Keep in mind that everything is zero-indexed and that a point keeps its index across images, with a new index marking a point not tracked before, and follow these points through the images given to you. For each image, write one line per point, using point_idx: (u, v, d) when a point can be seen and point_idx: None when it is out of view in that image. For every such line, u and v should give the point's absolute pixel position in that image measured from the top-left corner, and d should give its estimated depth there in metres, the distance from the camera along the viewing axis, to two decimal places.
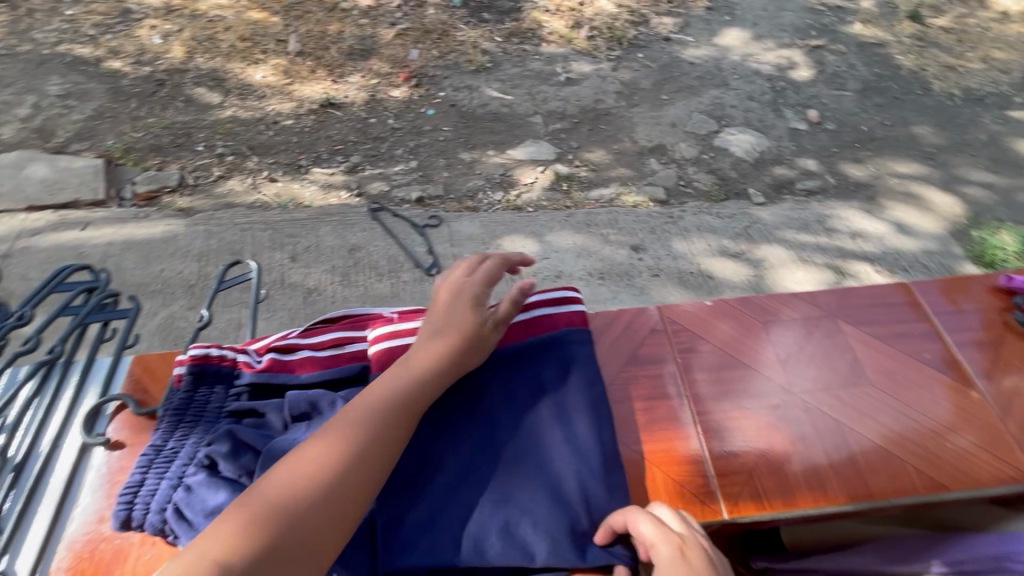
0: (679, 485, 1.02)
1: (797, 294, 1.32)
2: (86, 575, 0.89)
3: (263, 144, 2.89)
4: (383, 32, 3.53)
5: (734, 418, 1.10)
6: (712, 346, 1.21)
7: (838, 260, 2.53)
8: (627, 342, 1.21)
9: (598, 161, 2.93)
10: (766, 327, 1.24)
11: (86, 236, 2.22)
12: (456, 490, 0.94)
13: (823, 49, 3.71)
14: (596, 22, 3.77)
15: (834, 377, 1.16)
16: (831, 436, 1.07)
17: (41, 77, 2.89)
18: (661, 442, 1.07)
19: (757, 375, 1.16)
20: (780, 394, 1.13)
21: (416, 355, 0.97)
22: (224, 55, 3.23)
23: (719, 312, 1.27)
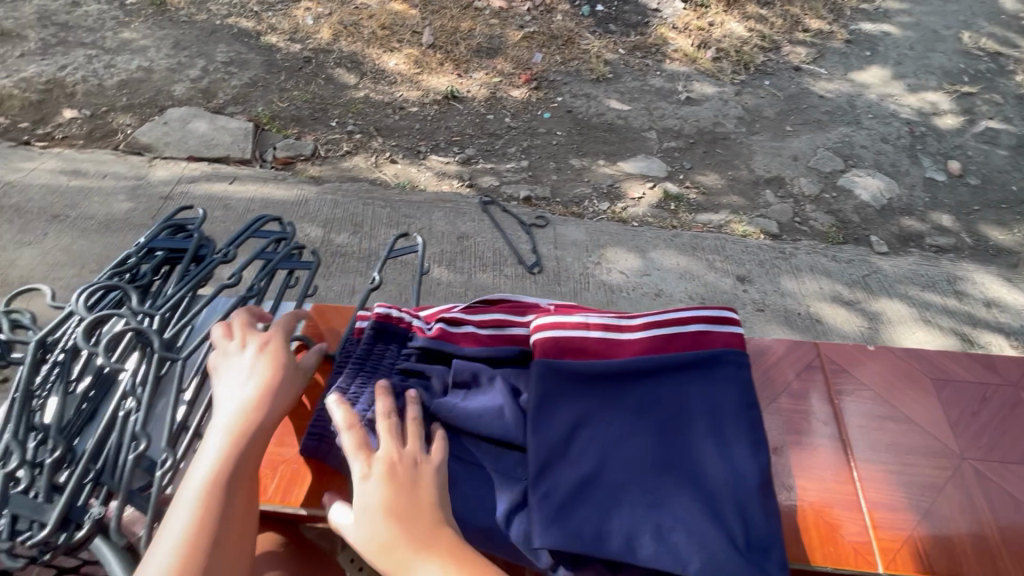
0: (832, 529, 1.05)
1: (960, 365, 1.31)
2: (268, 488, 1.07)
3: (389, 127, 3.07)
4: (511, 33, 3.64)
5: (889, 474, 1.13)
6: (870, 399, 1.24)
7: (968, 327, 2.31)
8: (783, 375, 1.26)
9: (710, 185, 2.86)
10: (926, 392, 1.25)
11: (232, 189, 2.46)
12: (607, 483, 0.98)
13: (975, 97, 3.41)
14: (724, 44, 3.68)
15: (994, 457, 1.16)
16: (989, 515, 1.08)
17: (211, 45, 3.24)
18: (814, 482, 1.11)
19: (914, 437, 1.18)
20: (936, 461, 1.15)
21: (586, 365, 1.07)
22: (365, 40, 3.47)
23: (880, 366, 1.29)
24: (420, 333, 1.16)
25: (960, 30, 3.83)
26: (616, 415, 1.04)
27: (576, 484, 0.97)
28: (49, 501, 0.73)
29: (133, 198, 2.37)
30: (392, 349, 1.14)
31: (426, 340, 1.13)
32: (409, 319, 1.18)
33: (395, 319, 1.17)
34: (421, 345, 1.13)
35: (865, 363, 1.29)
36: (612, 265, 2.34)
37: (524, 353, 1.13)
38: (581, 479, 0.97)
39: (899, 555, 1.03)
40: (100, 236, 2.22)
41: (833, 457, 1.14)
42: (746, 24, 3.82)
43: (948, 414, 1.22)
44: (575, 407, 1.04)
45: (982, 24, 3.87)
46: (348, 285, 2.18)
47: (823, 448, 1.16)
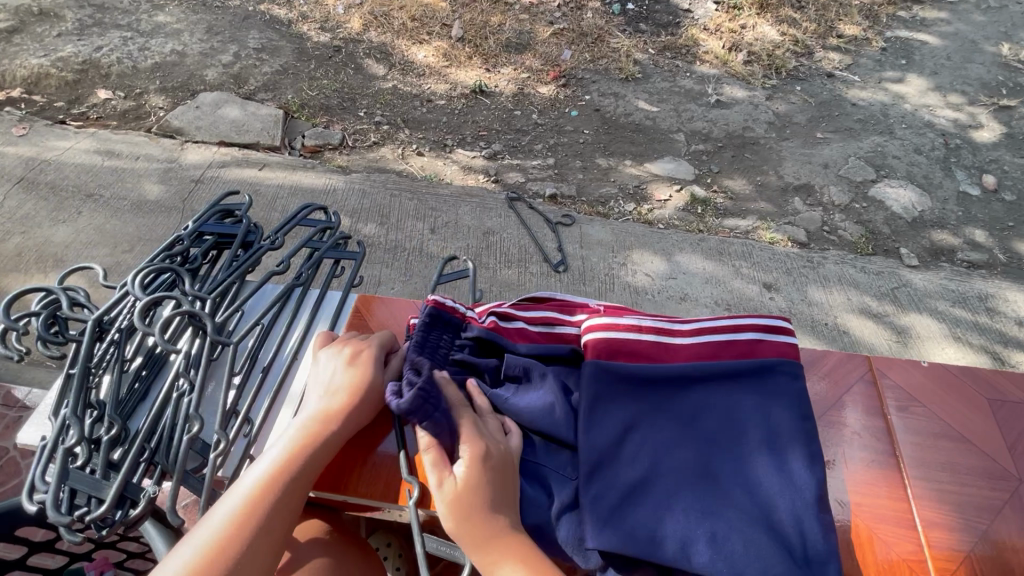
0: (885, 545, 1.04)
1: (1015, 386, 1.29)
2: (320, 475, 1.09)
3: (416, 119, 3.07)
4: (540, 29, 3.62)
5: (943, 492, 1.11)
6: (923, 414, 1.22)
7: (998, 346, 2.26)
8: (834, 385, 1.25)
9: (738, 190, 2.83)
10: (980, 411, 1.23)
11: (262, 175, 2.48)
12: (660, 488, 0.99)
13: (1013, 111, 3.33)
14: (756, 47, 3.63)
15: None
16: None
17: (243, 31, 3.26)
18: (867, 496, 1.10)
19: (967, 456, 1.17)
20: (988, 482, 1.13)
21: (633, 368, 1.08)
22: (394, 32, 3.47)
23: (934, 381, 1.27)
24: (473, 324, 1.15)
25: (999, 41, 3.74)
26: (669, 420, 1.05)
27: (629, 488, 0.98)
28: (107, 477, 0.76)
29: (165, 181, 2.40)
30: (445, 338, 1.12)
31: (480, 333, 1.13)
32: (463, 309, 1.16)
33: (449, 307, 1.14)
34: (474, 338, 1.13)
35: (918, 377, 1.27)
36: (638, 267, 2.33)
37: (575, 351, 1.14)
38: (634, 483, 0.98)
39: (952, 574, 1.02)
40: (133, 217, 2.25)
41: (885, 471, 1.13)
42: (779, 28, 3.77)
43: (1002, 434, 1.21)
44: (628, 411, 1.05)
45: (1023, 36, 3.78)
46: (374, 275, 2.19)
47: (875, 460, 1.15)
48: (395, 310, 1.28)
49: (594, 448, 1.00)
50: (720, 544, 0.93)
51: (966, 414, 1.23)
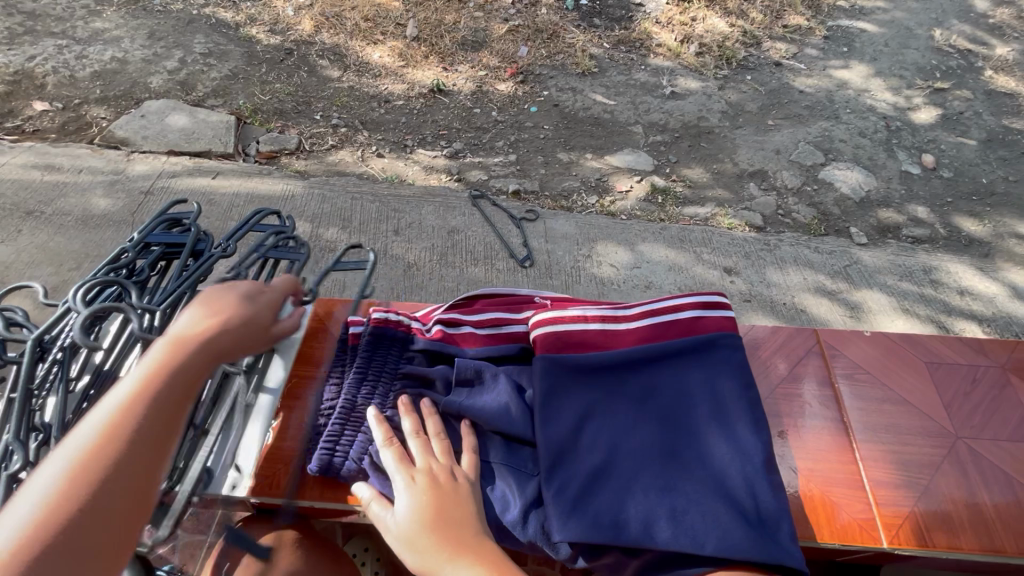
0: (838, 509, 1.09)
1: (950, 346, 1.37)
2: (279, 490, 1.08)
3: (374, 121, 3.03)
4: (496, 26, 3.62)
5: (888, 453, 1.17)
6: (867, 379, 1.29)
7: (943, 315, 2.39)
8: (783, 359, 1.31)
9: (696, 178, 2.90)
10: (918, 371, 1.31)
11: (216, 184, 2.41)
12: (618, 474, 1.01)
13: (946, 93, 3.52)
14: (707, 39, 3.72)
15: (982, 432, 1.22)
16: (982, 489, 1.13)
17: (188, 35, 3.15)
18: (818, 463, 1.15)
19: (908, 416, 1.23)
20: (929, 439, 1.20)
21: (584, 358, 1.11)
22: (348, 33, 3.41)
23: (875, 346, 1.34)
24: (420, 335, 1.16)
25: (931, 27, 3.95)
26: (623, 407, 1.08)
27: (589, 474, 0.99)
28: None
29: (112, 194, 2.30)
30: (393, 354, 1.12)
31: (428, 343, 1.14)
32: (408, 322, 1.17)
33: (393, 323, 1.15)
34: (423, 348, 1.13)
35: (857, 348, 1.34)
36: (603, 258, 2.36)
37: (525, 350, 1.17)
38: (593, 469, 1.00)
39: (901, 530, 1.07)
40: (78, 233, 2.15)
41: (834, 441, 1.18)
42: (727, 19, 3.87)
43: (940, 394, 1.27)
44: (583, 401, 1.07)
45: (953, 22, 3.99)
46: (338, 281, 2.15)
47: (823, 428, 1.20)
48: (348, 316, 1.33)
49: (551, 439, 1.01)
50: (678, 517, 0.96)
51: (904, 380, 1.29)
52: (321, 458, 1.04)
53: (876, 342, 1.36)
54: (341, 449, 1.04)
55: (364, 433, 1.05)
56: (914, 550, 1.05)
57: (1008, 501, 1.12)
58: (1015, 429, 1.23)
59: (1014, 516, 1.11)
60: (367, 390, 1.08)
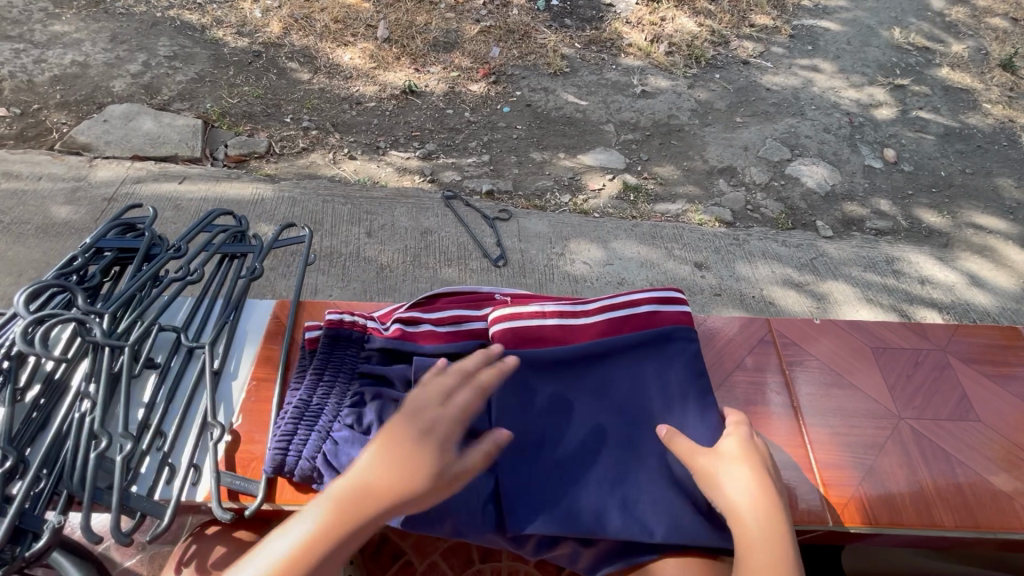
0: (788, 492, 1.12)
1: (897, 330, 1.41)
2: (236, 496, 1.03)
3: (346, 123, 3.01)
4: (467, 27, 3.63)
5: (837, 436, 1.21)
6: (817, 365, 1.33)
7: (905, 304, 2.47)
8: (738, 348, 1.34)
9: (667, 176, 2.94)
10: (866, 356, 1.35)
11: (183, 189, 2.36)
12: (572, 468, 1.02)
13: (906, 89, 3.64)
14: (676, 38, 3.78)
15: (926, 413, 1.26)
16: (925, 468, 1.18)
17: (152, 38, 3.09)
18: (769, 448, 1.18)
19: (857, 399, 1.28)
20: (875, 421, 1.24)
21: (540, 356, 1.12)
22: (317, 34, 3.38)
23: (825, 334, 1.39)
24: (377, 333, 1.16)
25: (891, 26, 4.07)
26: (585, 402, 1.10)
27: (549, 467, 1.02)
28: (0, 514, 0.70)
29: (73, 201, 2.24)
30: (350, 354, 1.12)
31: (384, 342, 1.14)
32: (363, 322, 1.17)
33: (348, 324, 1.15)
34: (379, 347, 1.13)
35: (808, 335, 1.38)
36: (577, 256, 2.38)
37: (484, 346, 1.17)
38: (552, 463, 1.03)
39: (849, 511, 1.11)
40: (39, 242, 2.09)
41: (786, 426, 1.22)
42: (696, 19, 3.93)
43: (886, 377, 1.32)
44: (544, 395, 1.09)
45: (912, 21, 4.12)
46: (309, 284, 2.13)
47: (774, 415, 1.23)
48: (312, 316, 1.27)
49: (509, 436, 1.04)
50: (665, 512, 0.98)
51: (852, 363, 1.34)
52: (274, 457, 1.01)
53: (827, 329, 1.40)
54: (293, 448, 1.01)
55: (317, 432, 1.03)
56: (860, 529, 1.09)
57: (949, 476, 1.17)
58: (957, 407, 1.28)
59: (954, 490, 1.15)
60: (322, 392, 1.07)
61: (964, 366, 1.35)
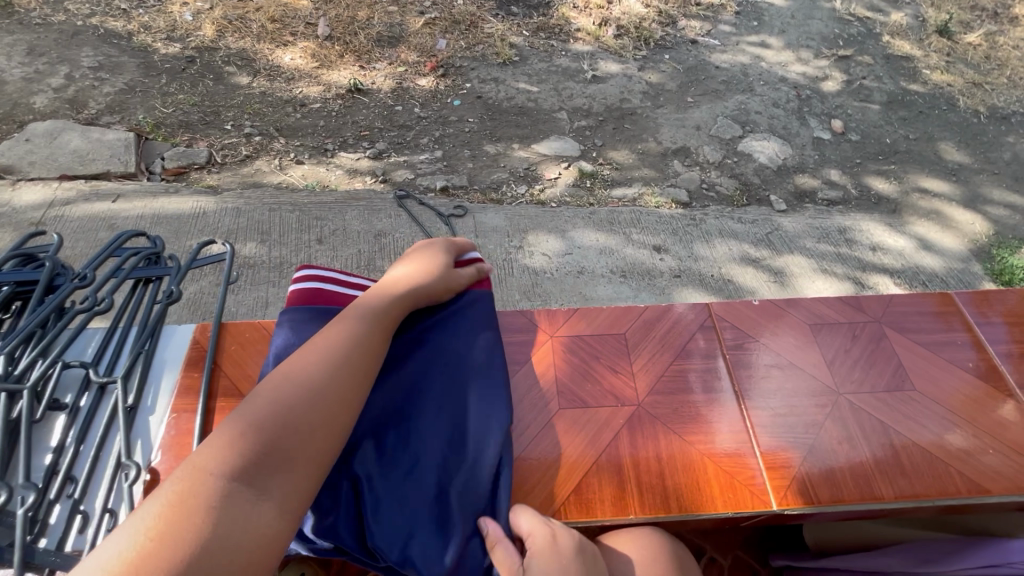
0: (730, 476, 1.14)
1: (834, 301, 1.45)
2: None
3: (291, 127, 2.90)
4: (412, 20, 3.54)
5: (779, 415, 1.23)
6: (761, 345, 1.34)
7: (858, 272, 2.53)
8: (678, 336, 1.35)
9: (623, 160, 2.94)
10: (807, 330, 1.38)
11: (117, 208, 2.25)
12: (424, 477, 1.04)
13: (849, 59, 3.71)
14: (624, 21, 3.76)
15: (867, 381, 1.29)
16: (874, 436, 1.21)
17: (74, 48, 2.91)
18: (704, 434, 1.20)
19: (800, 375, 1.30)
20: (818, 396, 1.27)
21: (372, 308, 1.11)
22: (254, 36, 3.25)
23: (767, 312, 1.40)
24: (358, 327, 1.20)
25: None
26: (452, 399, 1.12)
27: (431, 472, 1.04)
28: None
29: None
30: None
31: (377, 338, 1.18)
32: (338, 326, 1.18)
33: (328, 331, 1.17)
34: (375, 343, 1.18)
35: (748, 317, 1.39)
36: (536, 248, 2.36)
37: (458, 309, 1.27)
38: (433, 479, 1.04)
39: (789, 491, 1.12)
40: None
41: (723, 415, 1.23)
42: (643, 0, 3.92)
43: (824, 353, 1.34)
44: (413, 405, 1.11)
45: None
46: (259, 298, 2.05)
47: (714, 401, 1.25)
48: (244, 335, 1.18)
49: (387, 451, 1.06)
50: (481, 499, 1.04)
51: (791, 344, 1.35)
52: None
53: (767, 310, 1.41)
54: None
55: None
56: (802, 508, 1.10)
57: (881, 446, 1.20)
58: (893, 378, 1.30)
59: (887, 461, 1.18)
60: None
61: (899, 335, 1.38)
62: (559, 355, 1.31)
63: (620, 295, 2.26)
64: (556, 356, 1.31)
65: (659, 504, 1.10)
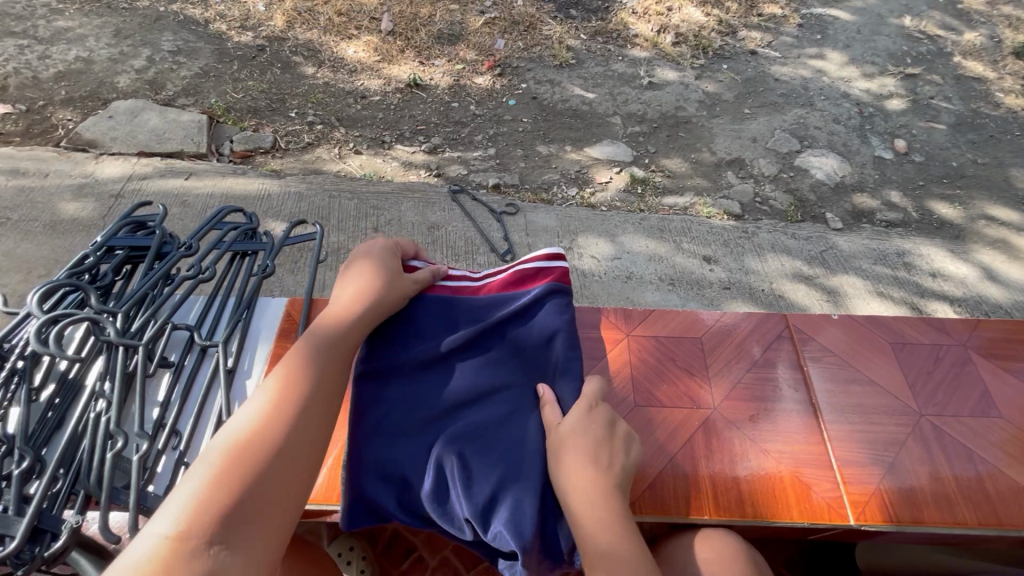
0: (806, 485, 1.14)
1: (919, 321, 1.41)
2: None
3: (351, 117, 3.00)
4: (472, 19, 3.59)
5: (856, 430, 1.22)
6: (839, 359, 1.33)
7: (916, 297, 2.45)
8: (753, 343, 1.35)
9: (675, 168, 2.92)
10: (888, 348, 1.35)
11: (189, 185, 2.37)
12: (504, 454, 1.05)
13: (917, 78, 3.58)
14: (683, 29, 3.73)
15: (951, 406, 1.26)
16: (958, 460, 1.18)
17: (155, 33, 3.07)
18: (781, 443, 1.19)
19: (879, 392, 1.28)
20: (898, 414, 1.24)
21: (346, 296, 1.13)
22: (321, 28, 3.36)
23: (845, 326, 1.39)
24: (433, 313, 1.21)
25: (902, 14, 4.00)
26: (514, 385, 1.14)
27: (510, 446, 1.06)
28: (18, 514, 0.70)
29: (81, 197, 2.25)
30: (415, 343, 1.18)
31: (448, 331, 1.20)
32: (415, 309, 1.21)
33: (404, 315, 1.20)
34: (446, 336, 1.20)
35: (825, 331, 1.38)
36: (585, 250, 2.37)
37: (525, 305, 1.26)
38: (511, 454, 1.05)
39: (869, 508, 1.11)
40: (48, 239, 2.10)
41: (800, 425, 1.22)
42: (703, 8, 3.88)
43: (905, 373, 1.31)
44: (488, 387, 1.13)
45: (923, 9, 4.05)
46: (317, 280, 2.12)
47: (789, 412, 1.24)
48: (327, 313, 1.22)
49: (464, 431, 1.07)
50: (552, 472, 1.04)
51: (865, 357, 1.33)
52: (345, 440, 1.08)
53: (846, 326, 1.39)
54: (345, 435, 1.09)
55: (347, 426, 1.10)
56: (882, 526, 1.08)
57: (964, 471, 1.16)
58: (979, 405, 1.26)
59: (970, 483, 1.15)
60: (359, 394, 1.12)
61: (987, 362, 1.34)
62: (636, 355, 1.32)
63: (668, 302, 2.25)
64: (632, 356, 1.32)
65: (735, 507, 1.11)
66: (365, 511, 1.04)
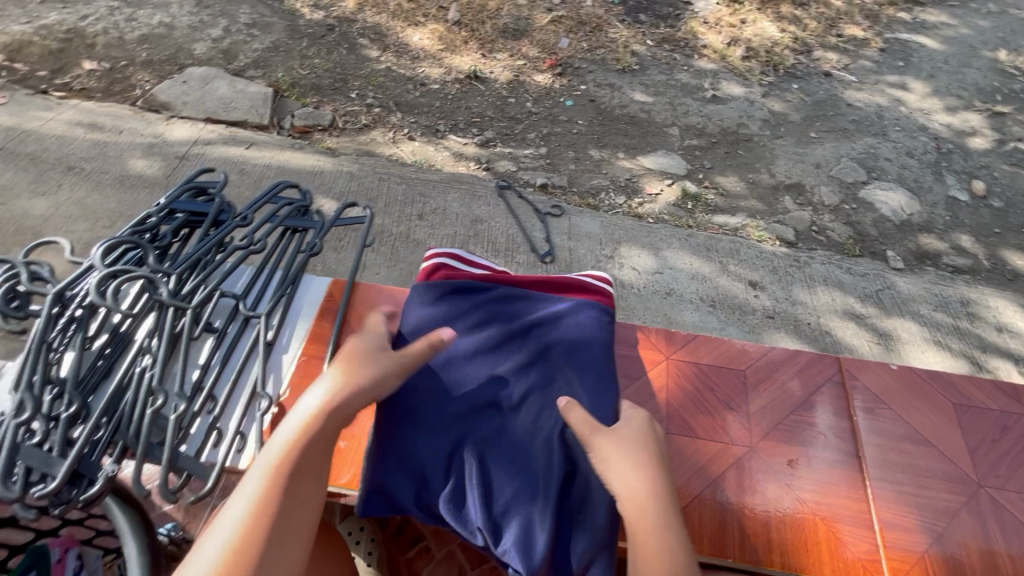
0: (842, 542, 1.09)
1: (982, 382, 1.33)
2: None
3: (409, 103, 3.03)
4: (539, 16, 3.57)
5: (903, 492, 1.15)
6: (893, 412, 1.26)
7: (977, 351, 2.29)
8: (801, 382, 1.29)
9: (730, 187, 2.82)
10: (946, 406, 1.28)
11: (249, 155, 2.45)
12: (526, 469, 1.04)
13: (1006, 117, 3.35)
14: (755, 43, 3.60)
15: (1009, 479, 1.19)
16: (1009, 539, 1.11)
17: (234, 5, 3.19)
18: (819, 494, 1.14)
19: (932, 453, 1.21)
20: (949, 480, 1.18)
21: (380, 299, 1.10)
22: (390, 13, 3.41)
23: (903, 377, 1.31)
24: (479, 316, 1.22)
25: (997, 47, 3.74)
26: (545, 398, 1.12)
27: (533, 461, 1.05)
28: (62, 455, 0.73)
29: (150, 156, 2.37)
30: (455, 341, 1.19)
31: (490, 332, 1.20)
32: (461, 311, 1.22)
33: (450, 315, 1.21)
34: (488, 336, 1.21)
35: (878, 378, 1.31)
36: (626, 261, 2.31)
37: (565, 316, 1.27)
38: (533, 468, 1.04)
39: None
40: (115, 193, 2.22)
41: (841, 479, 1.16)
42: (778, 24, 3.74)
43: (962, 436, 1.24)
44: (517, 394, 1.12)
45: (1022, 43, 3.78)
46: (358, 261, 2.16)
47: (832, 462, 1.19)
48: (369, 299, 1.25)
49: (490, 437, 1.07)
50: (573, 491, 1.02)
51: (921, 416, 1.26)
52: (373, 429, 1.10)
53: (902, 376, 1.32)
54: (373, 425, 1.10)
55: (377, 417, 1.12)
56: None
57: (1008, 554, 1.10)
58: None
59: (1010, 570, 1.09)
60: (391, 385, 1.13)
61: None
62: (680, 381, 1.28)
63: (706, 324, 2.18)
64: (674, 381, 1.28)
65: (763, 555, 1.07)
66: (382, 501, 1.05)
